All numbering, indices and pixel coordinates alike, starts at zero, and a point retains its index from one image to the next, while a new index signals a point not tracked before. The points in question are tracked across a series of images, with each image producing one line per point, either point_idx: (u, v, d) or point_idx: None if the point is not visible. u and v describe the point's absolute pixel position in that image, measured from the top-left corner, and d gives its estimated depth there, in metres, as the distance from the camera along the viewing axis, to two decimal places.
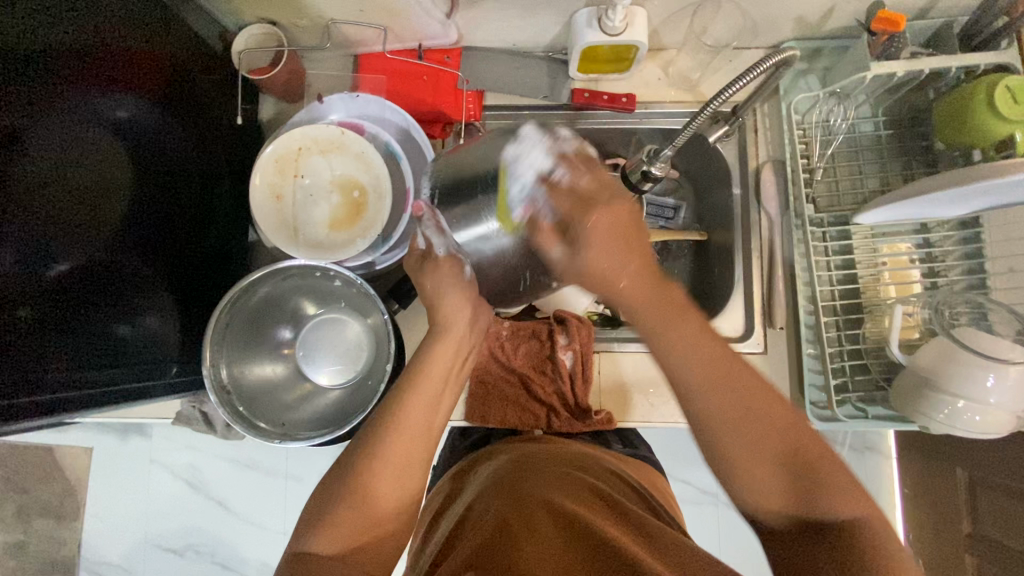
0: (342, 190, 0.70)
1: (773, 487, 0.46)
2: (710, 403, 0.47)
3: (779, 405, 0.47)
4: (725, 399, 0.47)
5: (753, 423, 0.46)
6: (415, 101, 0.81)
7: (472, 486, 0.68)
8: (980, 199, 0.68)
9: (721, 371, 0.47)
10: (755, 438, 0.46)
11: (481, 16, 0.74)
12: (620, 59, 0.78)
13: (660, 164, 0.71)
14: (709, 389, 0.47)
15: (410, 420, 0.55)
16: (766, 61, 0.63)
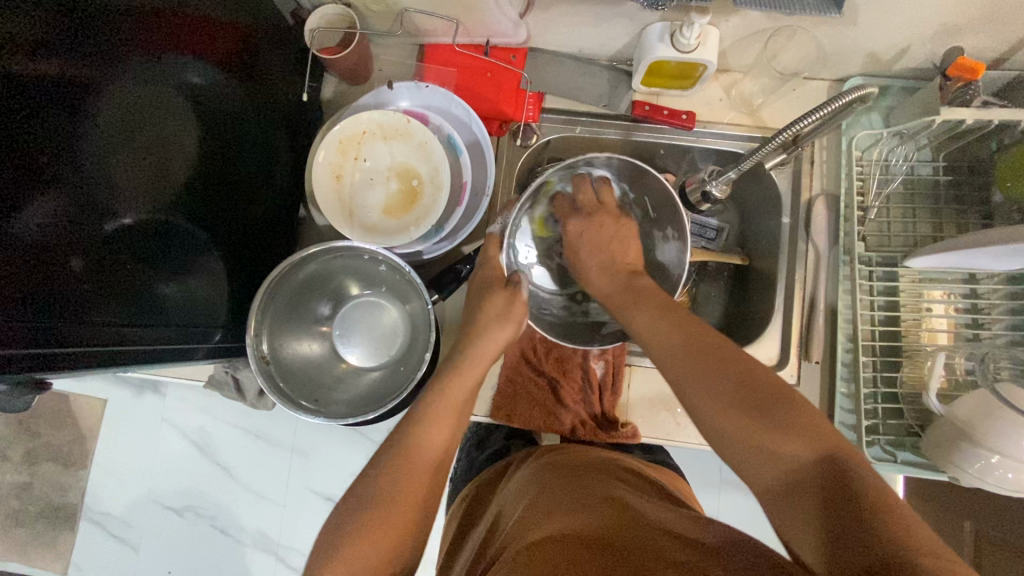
0: (400, 178, 0.70)
1: (783, 472, 0.49)
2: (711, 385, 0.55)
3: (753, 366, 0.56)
4: (721, 390, 0.54)
5: (759, 410, 0.52)
6: (478, 97, 0.82)
7: (508, 491, 0.71)
8: None
9: (723, 367, 0.56)
10: (765, 419, 0.51)
11: (555, 19, 0.75)
12: (685, 76, 0.78)
13: (720, 185, 0.74)
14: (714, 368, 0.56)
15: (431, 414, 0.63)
16: (845, 97, 0.64)
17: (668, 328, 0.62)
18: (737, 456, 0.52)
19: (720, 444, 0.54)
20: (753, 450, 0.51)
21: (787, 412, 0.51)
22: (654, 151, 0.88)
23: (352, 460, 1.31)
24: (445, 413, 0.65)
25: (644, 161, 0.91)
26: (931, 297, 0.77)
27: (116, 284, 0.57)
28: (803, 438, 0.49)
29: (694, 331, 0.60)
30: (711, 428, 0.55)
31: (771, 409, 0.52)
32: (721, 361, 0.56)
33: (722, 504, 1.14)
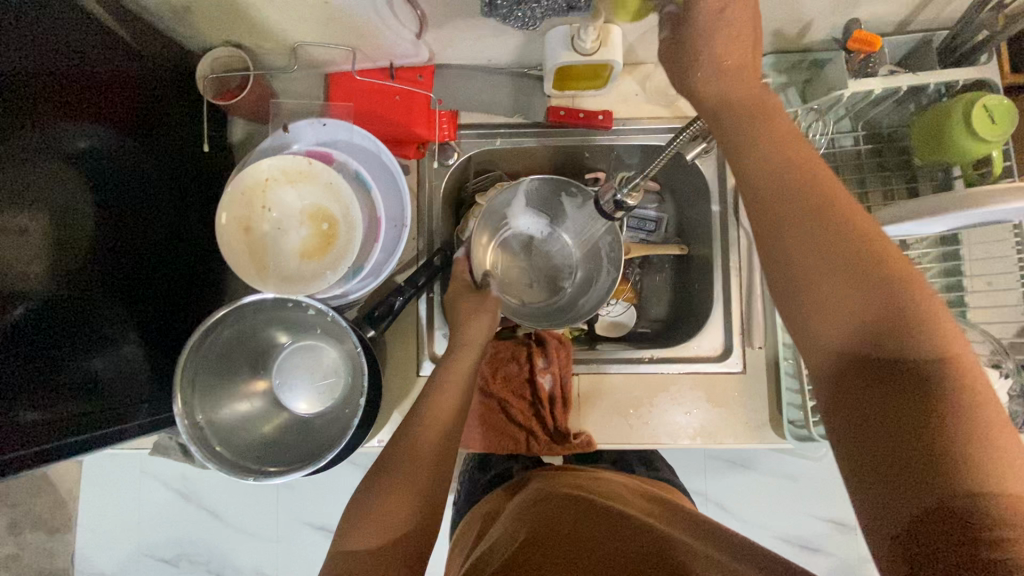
0: (313, 223, 0.68)
1: (840, 334, 0.41)
2: (785, 245, 0.43)
3: (853, 244, 0.41)
4: (831, 260, 0.41)
5: (841, 272, 0.41)
6: (387, 122, 0.79)
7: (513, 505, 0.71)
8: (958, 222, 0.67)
9: (860, 236, 0.41)
10: (819, 234, 0.42)
11: (454, 35, 0.73)
12: (596, 76, 0.76)
13: (631, 193, 0.63)
14: (785, 226, 0.43)
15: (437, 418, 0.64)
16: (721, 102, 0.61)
17: (775, 179, 0.44)
18: (804, 306, 0.43)
19: (761, 223, 0.45)
20: (847, 360, 0.41)
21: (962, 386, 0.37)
22: (580, 152, 0.87)
23: (334, 488, 1.31)
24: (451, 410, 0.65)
25: (572, 163, 0.91)
26: None
27: (38, 374, 0.56)
28: (943, 436, 0.36)
29: (861, 230, 0.41)
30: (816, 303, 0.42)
31: (923, 381, 0.37)
32: (885, 278, 0.40)
33: (706, 483, 1.15)
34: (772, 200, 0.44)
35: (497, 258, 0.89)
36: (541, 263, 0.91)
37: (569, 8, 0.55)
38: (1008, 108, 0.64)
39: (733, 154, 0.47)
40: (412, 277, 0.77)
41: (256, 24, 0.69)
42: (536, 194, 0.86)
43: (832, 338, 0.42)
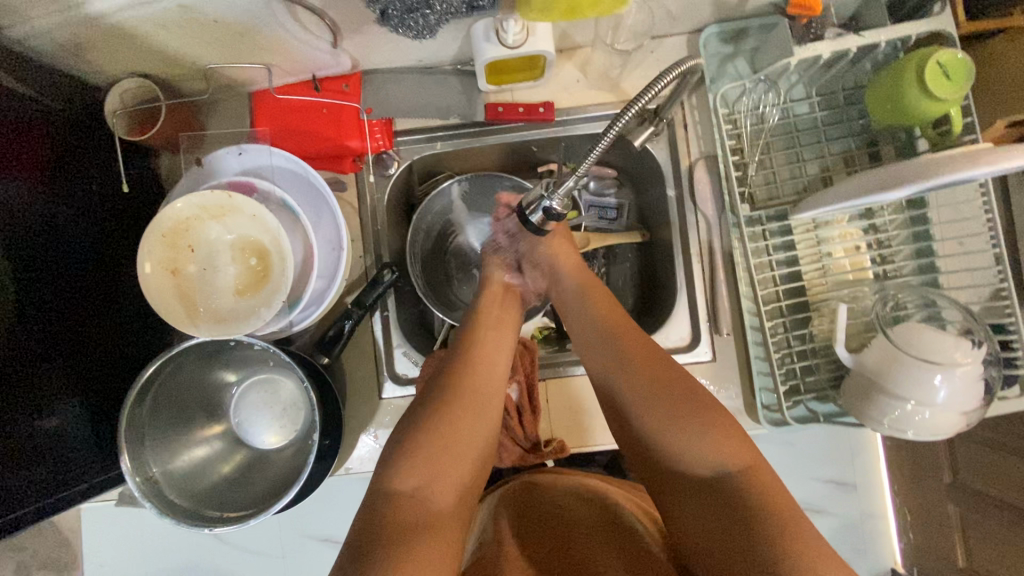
0: (242, 258, 0.65)
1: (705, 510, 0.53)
2: (649, 420, 0.59)
3: (693, 399, 0.58)
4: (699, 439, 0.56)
5: (700, 426, 0.56)
6: (317, 138, 0.75)
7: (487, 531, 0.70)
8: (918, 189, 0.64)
9: (653, 410, 0.59)
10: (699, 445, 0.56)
11: (373, 39, 0.68)
12: (530, 67, 0.72)
13: (559, 195, 0.56)
14: (636, 401, 0.60)
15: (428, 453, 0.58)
16: (679, 65, 0.56)
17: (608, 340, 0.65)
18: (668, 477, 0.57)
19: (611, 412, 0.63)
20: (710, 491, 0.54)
21: (747, 486, 0.52)
22: (527, 147, 0.83)
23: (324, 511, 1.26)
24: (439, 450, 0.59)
25: (522, 158, 0.86)
26: (831, 242, 0.74)
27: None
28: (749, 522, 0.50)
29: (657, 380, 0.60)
30: (666, 454, 0.57)
31: (746, 510, 0.51)
32: (684, 407, 0.58)
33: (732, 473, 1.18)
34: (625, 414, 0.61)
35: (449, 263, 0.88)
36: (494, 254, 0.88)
37: (474, 7, 0.55)
38: (964, 63, 0.60)
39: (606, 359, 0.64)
40: (360, 298, 0.73)
41: (157, 53, 0.64)
42: (470, 194, 0.85)
43: (688, 481, 0.56)
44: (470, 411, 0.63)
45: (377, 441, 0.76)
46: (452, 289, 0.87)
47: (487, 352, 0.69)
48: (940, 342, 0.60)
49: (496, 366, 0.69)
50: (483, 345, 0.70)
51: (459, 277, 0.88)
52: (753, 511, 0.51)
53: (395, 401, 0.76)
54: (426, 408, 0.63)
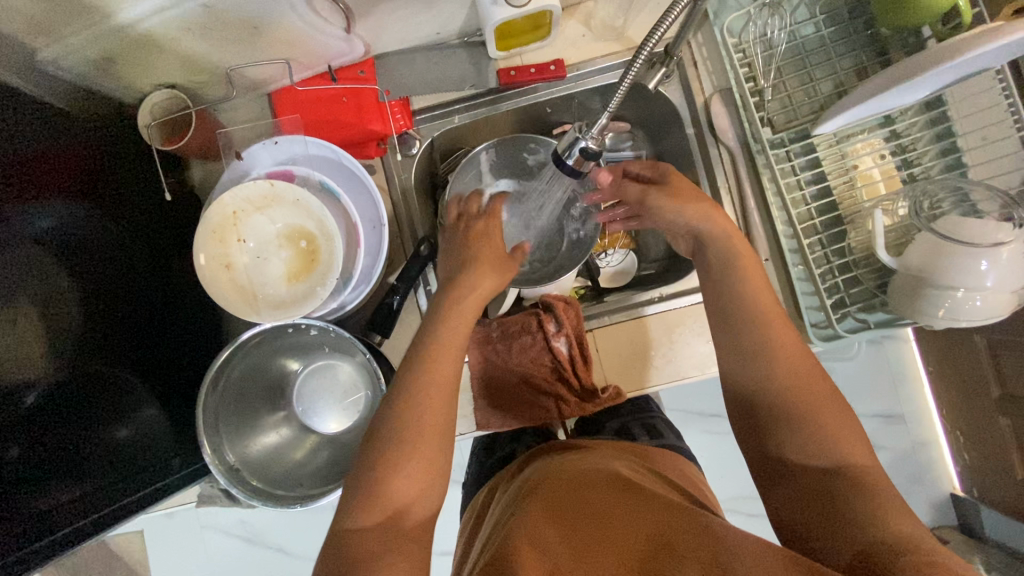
0: (290, 246, 0.67)
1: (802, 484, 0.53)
2: (777, 372, 0.57)
3: (819, 373, 0.57)
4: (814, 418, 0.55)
5: (819, 408, 0.55)
6: (340, 125, 0.77)
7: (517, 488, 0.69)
8: (939, 80, 0.63)
9: (794, 404, 0.55)
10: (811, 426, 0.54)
11: (384, 19, 0.70)
12: (537, 27, 0.74)
13: (593, 130, 0.57)
14: (780, 353, 0.57)
15: (416, 418, 0.56)
16: None
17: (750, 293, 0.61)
18: (779, 442, 0.55)
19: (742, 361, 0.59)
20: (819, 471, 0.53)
21: (857, 487, 0.50)
22: (542, 110, 0.85)
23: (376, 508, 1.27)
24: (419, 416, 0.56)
25: (538, 123, 0.88)
26: (856, 153, 0.75)
27: (32, 465, 0.55)
28: (853, 515, 0.48)
29: (789, 355, 0.57)
30: (788, 431, 0.55)
31: (850, 500, 0.50)
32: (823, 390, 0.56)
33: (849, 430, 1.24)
34: (755, 392, 0.57)
35: None
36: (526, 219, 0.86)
37: None
38: None
39: (734, 331, 0.60)
40: (403, 274, 0.75)
41: (182, 58, 0.66)
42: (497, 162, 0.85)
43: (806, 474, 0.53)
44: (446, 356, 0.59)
45: None
46: None
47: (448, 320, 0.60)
48: (981, 228, 0.61)
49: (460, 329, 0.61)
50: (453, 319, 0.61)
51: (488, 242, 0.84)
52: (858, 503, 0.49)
53: None
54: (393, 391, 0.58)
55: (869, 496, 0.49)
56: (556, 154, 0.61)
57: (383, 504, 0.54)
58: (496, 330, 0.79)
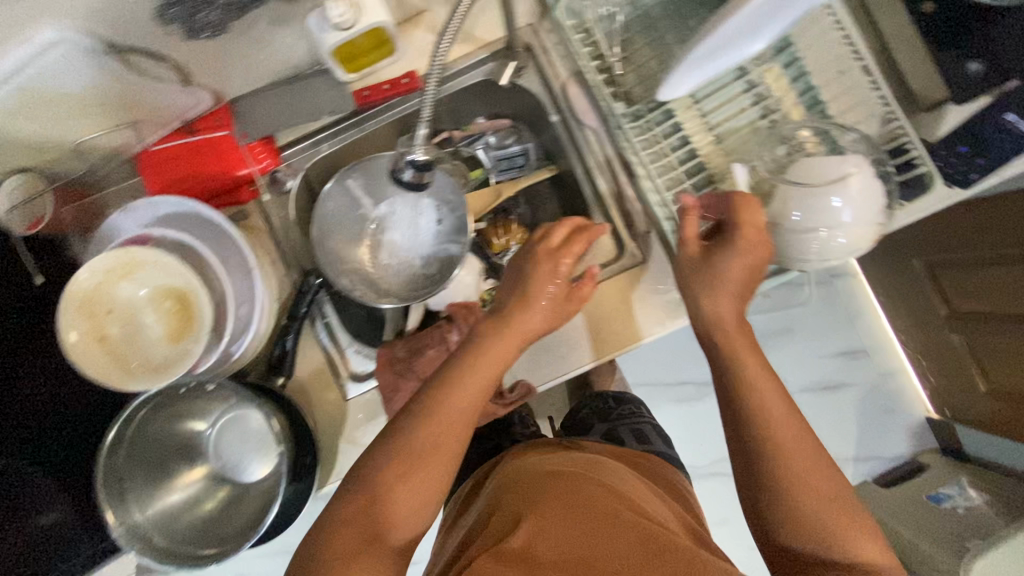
0: (162, 308, 0.66)
1: (787, 488, 0.60)
2: (757, 395, 0.64)
3: (784, 391, 0.65)
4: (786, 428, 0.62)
5: (795, 428, 0.62)
6: (203, 177, 0.76)
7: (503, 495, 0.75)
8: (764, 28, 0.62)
9: (771, 443, 0.62)
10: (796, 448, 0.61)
11: (218, 64, 0.69)
12: (377, 44, 0.73)
13: (420, 144, 0.56)
14: (757, 381, 0.64)
15: (418, 468, 0.59)
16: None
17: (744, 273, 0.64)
18: (776, 465, 0.61)
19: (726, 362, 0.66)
20: (783, 488, 0.61)
21: (812, 492, 0.60)
22: (413, 123, 0.85)
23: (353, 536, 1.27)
24: (451, 430, 0.61)
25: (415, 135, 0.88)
26: (716, 111, 0.75)
27: None
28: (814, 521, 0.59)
29: (759, 392, 0.64)
30: (765, 441, 0.62)
31: (827, 526, 0.59)
32: (791, 411, 0.64)
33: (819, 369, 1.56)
34: (741, 407, 0.64)
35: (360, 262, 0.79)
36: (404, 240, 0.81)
37: None
38: None
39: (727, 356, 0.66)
40: (291, 312, 0.76)
41: (20, 144, 0.66)
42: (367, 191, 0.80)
43: (785, 476, 0.61)
44: (501, 358, 0.64)
45: (353, 441, 0.78)
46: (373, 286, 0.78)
47: (464, 394, 0.62)
48: (829, 166, 0.62)
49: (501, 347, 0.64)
50: (435, 419, 0.60)
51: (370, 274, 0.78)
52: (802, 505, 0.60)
53: (363, 396, 0.78)
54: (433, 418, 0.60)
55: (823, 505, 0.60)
56: (391, 171, 0.59)
57: (365, 523, 0.57)
58: (400, 350, 0.79)
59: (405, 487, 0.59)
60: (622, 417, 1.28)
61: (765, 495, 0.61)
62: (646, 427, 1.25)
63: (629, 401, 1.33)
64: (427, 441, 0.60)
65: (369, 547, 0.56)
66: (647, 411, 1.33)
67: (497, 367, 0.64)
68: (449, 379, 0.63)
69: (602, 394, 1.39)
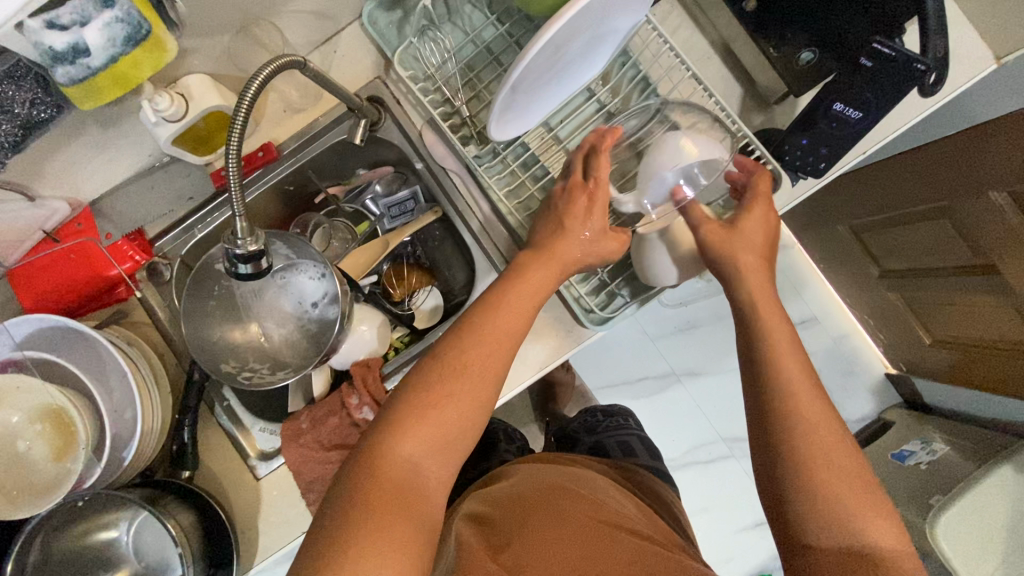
0: (40, 430, 0.66)
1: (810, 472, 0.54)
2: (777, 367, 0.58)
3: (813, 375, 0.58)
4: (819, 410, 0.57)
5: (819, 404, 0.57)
6: (75, 284, 0.73)
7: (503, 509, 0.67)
8: (573, 46, 0.62)
9: (807, 442, 0.55)
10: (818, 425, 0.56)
11: (62, 172, 0.69)
12: (223, 124, 0.72)
13: (243, 234, 0.54)
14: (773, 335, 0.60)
15: (453, 392, 0.56)
16: (258, 75, 0.52)
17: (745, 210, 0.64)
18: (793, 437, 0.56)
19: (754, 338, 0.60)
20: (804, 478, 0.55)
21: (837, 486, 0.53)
22: (287, 188, 0.84)
23: None
24: (482, 356, 0.58)
25: (294, 198, 0.87)
26: (570, 136, 0.76)
27: None
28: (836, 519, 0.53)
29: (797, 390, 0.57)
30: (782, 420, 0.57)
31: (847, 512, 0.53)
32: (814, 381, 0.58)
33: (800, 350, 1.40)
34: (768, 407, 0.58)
35: (240, 347, 0.75)
36: (274, 315, 0.75)
37: (57, 115, 0.55)
38: None
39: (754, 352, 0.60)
40: (184, 403, 0.76)
41: None
42: (212, 279, 0.73)
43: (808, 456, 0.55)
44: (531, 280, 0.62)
45: (272, 519, 0.77)
46: (259, 364, 0.75)
47: (510, 317, 0.60)
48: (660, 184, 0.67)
49: (542, 275, 0.63)
50: (492, 334, 0.59)
51: (252, 356, 0.75)
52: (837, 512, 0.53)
53: (275, 471, 0.78)
54: (436, 369, 0.57)
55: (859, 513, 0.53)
56: (227, 269, 0.57)
57: (386, 477, 0.51)
58: (304, 422, 0.78)
59: (377, 495, 0.50)
60: (609, 430, 1.11)
61: (797, 494, 0.55)
62: (636, 439, 1.09)
63: (618, 415, 1.16)
64: (453, 377, 0.56)
65: (398, 503, 0.50)
66: (629, 413, 1.19)
67: (542, 291, 0.62)
68: (493, 293, 0.62)
69: (585, 410, 1.20)
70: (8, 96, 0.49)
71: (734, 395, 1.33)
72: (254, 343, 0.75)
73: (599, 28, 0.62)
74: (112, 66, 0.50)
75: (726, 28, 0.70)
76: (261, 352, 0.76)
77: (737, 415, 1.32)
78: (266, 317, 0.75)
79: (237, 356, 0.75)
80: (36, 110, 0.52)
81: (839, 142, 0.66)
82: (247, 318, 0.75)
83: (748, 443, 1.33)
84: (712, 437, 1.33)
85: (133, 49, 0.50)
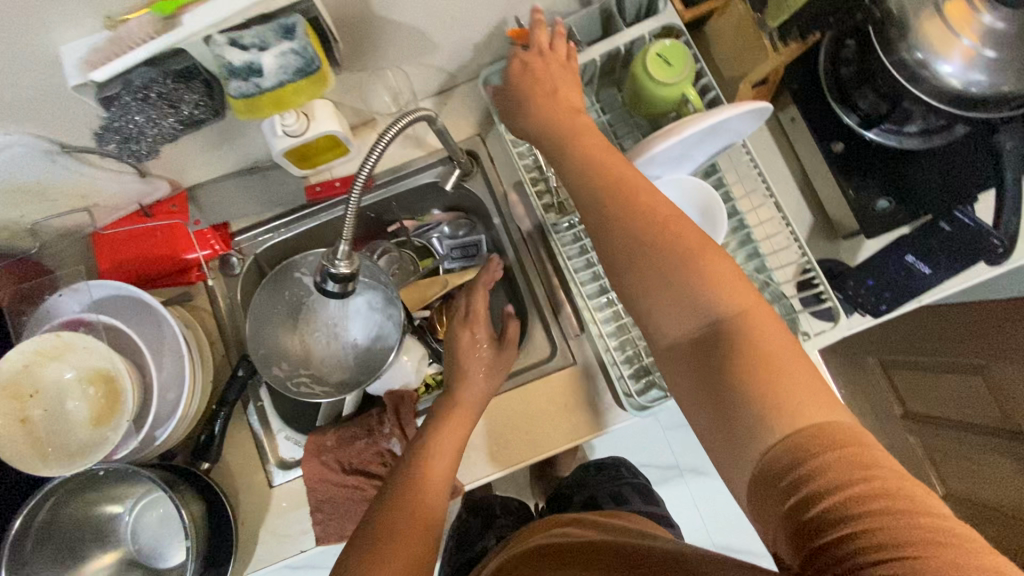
0: (89, 393, 0.67)
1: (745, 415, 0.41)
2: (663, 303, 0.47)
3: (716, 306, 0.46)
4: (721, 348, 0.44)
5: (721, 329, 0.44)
6: (155, 260, 0.78)
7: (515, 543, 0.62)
8: (686, 154, 0.67)
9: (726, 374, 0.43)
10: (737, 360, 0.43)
11: (177, 159, 0.73)
12: (331, 149, 0.78)
13: (341, 259, 0.57)
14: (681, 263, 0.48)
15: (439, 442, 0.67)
16: (397, 120, 0.57)
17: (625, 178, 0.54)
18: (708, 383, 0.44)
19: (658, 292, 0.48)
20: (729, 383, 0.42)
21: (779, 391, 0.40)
22: (367, 213, 0.89)
23: None
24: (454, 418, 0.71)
25: (369, 223, 0.92)
26: None
27: None
28: (746, 427, 0.40)
29: (724, 277, 0.46)
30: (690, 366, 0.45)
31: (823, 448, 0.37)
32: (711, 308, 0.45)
33: None
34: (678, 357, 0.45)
35: (290, 349, 0.78)
36: (330, 329, 0.79)
37: (204, 121, 0.60)
38: (680, 49, 0.67)
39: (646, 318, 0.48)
40: (221, 397, 0.77)
41: None
42: (289, 288, 0.77)
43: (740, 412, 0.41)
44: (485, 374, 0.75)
45: (275, 529, 0.77)
46: (303, 372, 0.78)
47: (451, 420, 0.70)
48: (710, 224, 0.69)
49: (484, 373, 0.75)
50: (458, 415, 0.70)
51: (297, 361, 0.78)
52: (760, 401, 0.40)
53: (289, 482, 0.78)
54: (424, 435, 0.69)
55: (821, 432, 0.37)
56: (315, 284, 0.60)
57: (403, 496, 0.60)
58: (331, 439, 0.79)
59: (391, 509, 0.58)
60: (603, 481, 1.09)
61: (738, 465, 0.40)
62: (629, 488, 1.07)
63: (611, 464, 1.13)
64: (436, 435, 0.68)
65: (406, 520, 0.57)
66: None
67: (456, 439, 0.68)
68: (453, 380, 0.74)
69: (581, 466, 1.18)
70: (176, 95, 0.54)
71: (735, 504, 1.30)
72: (302, 353, 0.78)
73: (716, 145, 0.67)
74: (276, 90, 0.55)
75: (810, 161, 0.76)
76: (308, 360, 0.79)
77: (734, 524, 1.30)
78: (323, 329, 0.79)
79: (284, 360, 0.77)
80: (191, 112, 0.57)
81: (901, 290, 0.69)
82: (309, 325, 0.79)
83: (739, 556, 1.29)
84: (704, 541, 1.30)
85: (299, 80, 0.55)
